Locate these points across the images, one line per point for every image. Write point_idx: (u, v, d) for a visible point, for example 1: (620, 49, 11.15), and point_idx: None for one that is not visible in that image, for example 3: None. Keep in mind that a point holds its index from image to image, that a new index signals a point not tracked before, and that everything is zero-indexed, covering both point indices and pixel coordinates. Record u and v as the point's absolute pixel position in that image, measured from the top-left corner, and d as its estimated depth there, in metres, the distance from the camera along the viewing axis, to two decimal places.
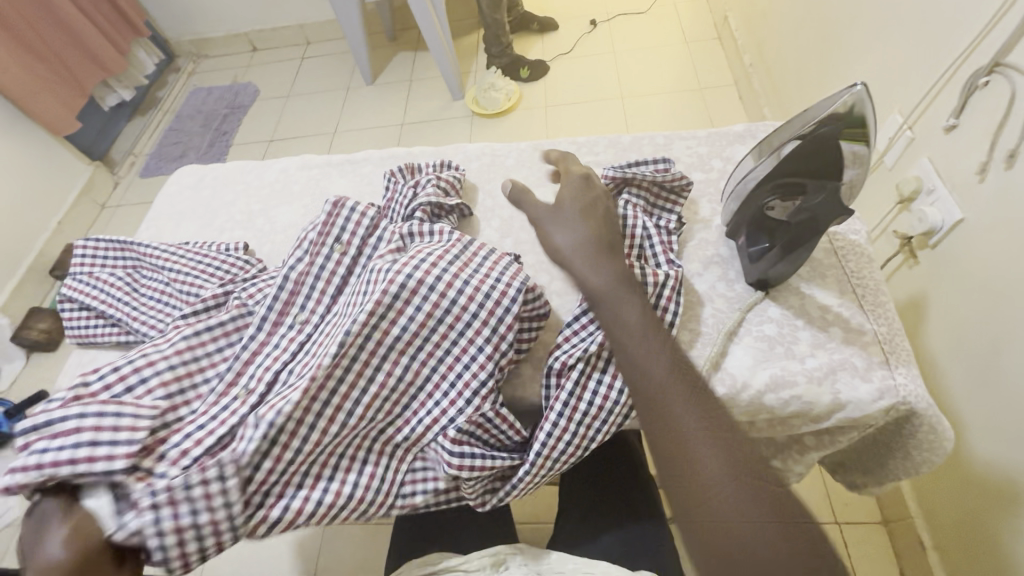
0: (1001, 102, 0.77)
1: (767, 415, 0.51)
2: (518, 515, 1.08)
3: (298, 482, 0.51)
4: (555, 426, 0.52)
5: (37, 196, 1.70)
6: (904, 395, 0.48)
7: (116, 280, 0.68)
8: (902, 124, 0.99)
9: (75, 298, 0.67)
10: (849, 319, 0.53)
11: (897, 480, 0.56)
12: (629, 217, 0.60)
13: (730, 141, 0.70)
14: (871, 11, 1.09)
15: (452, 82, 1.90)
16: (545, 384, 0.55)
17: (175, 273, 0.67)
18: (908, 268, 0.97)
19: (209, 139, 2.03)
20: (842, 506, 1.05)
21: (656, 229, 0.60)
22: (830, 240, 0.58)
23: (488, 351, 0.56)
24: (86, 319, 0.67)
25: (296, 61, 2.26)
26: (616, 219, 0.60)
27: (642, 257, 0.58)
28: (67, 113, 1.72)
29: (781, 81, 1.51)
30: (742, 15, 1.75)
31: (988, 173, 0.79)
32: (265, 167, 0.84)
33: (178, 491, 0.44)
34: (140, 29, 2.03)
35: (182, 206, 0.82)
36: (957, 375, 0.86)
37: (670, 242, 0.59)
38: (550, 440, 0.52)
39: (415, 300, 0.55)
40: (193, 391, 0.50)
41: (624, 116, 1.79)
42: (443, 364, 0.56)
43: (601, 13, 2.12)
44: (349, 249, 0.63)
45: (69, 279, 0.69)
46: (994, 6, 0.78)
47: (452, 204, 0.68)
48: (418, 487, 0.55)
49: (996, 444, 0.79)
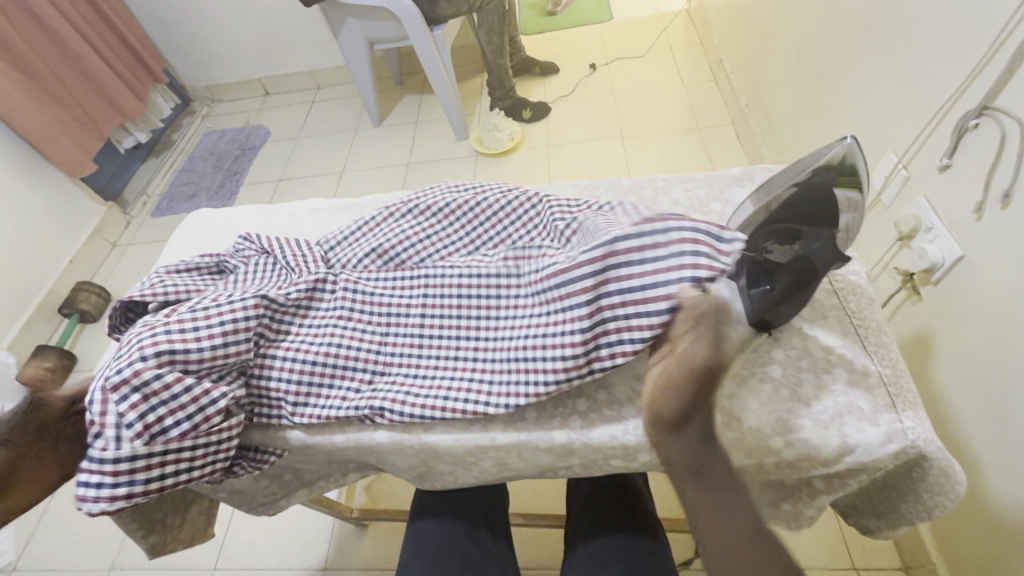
0: (992, 144, 0.79)
1: (774, 459, 0.50)
2: (524, 561, 1.05)
3: (304, 394, 0.58)
4: (473, 375, 0.56)
5: (51, 237, 1.74)
6: (913, 438, 0.48)
7: (261, 257, 0.67)
8: (897, 164, 1.01)
9: (206, 263, 0.68)
10: (852, 360, 0.53)
11: (912, 525, 0.54)
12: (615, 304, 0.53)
13: (728, 184, 0.71)
14: (859, 58, 1.14)
15: (457, 122, 1.96)
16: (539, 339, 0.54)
17: (300, 259, 0.66)
18: (912, 305, 0.97)
19: (220, 179, 2.09)
20: (861, 552, 1.01)
21: None
22: (830, 281, 0.59)
23: (478, 374, 0.56)
24: (205, 275, 0.68)
25: (306, 104, 2.34)
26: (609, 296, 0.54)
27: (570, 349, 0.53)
28: (85, 156, 1.78)
29: (776, 120, 1.56)
30: (736, 59, 1.82)
31: (984, 212, 0.80)
32: (276, 211, 0.86)
33: (302, 387, 0.58)
34: (159, 76, 2.14)
35: (193, 247, 0.84)
36: (970, 415, 0.84)
37: None
38: (458, 382, 0.56)
39: (467, 366, 0.57)
40: (317, 363, 0.58)
41: (625, 155, 1.84)
42: (420, 377, 0.57)
43: (600, 57, 2.20)
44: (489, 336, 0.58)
45: (197, 260, 0.69)
46: (978, 53, 0.81)
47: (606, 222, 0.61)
48: (281, 375, 0.58)
49: (1014, 486, 0.76)
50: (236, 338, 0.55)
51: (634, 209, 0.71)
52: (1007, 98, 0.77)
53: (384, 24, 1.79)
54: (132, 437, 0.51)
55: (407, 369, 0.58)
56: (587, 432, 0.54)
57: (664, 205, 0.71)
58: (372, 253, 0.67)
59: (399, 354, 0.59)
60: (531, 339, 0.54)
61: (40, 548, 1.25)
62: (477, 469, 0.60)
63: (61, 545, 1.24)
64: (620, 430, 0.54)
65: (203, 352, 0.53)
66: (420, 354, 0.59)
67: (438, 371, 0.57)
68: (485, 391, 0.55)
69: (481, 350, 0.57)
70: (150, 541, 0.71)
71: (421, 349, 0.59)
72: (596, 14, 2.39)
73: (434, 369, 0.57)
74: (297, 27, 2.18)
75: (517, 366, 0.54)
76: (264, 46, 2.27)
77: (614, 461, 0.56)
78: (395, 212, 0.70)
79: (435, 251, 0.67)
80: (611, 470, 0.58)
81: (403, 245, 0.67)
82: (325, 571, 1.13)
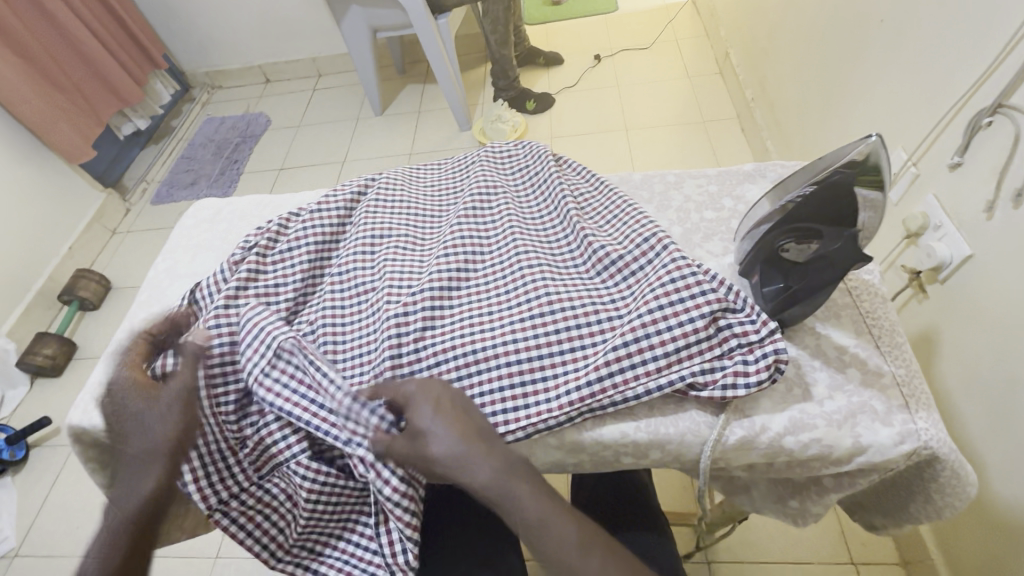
0: (1005, 142, 0.78)
1: (787, 458, 0.50)
2: None
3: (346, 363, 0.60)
4: (505, 363, 0.55)
5: (50, 223, 1.72)
6: (926, 439, 0.48)
7: (306, 236, 0.69)
8: (906, 161, 1.00)
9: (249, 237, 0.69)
10: (866, 360, 0.53)
11: (919, 524, 0.55)
12: (671, 315, 0.52)
13: (741, 179, 0.70)
14: (870, 50, 1.12)
15: (460, 113, 1.95)
16: (556, 337, 0.56)
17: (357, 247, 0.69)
18: (918, 303, 0.97)
19: (222, 167, 2.07)
20: (860, 547, 1.02)
21: (686, 348, 0.52)
22: (845, 281, 0.59)
23: (506, 367, 0.55)
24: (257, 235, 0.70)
25: (307, 92, 2.33)
26: (644, 292, 0.55)
27: (586, 350, 0.55)
28: (83, 141, 1.76)
29: (782, 115, 1.55)
30: (743, 51, 1.80)
31: (995, 211, 0.80)
32: (281, 201, 0.84)
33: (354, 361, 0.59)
34: (159, 62, 2.12)
35: (198, 238, 0.81)
36: (972, 418, 0.85)
37: (690, 363, 0.52)
38: (499, 362, 0.55)
39: (511, 349, 0.55)
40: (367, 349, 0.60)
41: (629, 147, 1.83)
42: (463, 355, 0.56)
43: (605, 48, 2.19)
44: (527, 324, 0.56)
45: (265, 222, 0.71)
46: (997, 47, 0.80)
47: (632, 216, 0.64)
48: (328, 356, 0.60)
49: (1015, 485, 0.77)
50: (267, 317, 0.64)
51: (644, 204, 0.71)
52: (1021, 97, 0.76)
53: (387, 11, 1.77)
54: (251, 469, 0.58)
55: (442, 350, 0.57)
56: (598, 428, 0.54)
57: (675, 200, 0.70)
58: (408, 223, 0.73)
59: (436, 335, 0.58)
60: (566, 333, 0.56)
61: (40, 534, 1.25)
62: None
63: (65, 532, 1.24)
64: (631, 427, 0.53)
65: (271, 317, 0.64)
66: (463, 325, 0.58)
67: (467, 353, 0.56)
68: (522, 393, 0.54)
69: (503, 355, 0.55)
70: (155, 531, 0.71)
71: (461, 326, 0.58)
72: (600, 3, 2.37)
73: (467, 345, 0.56)
74: (297, 15, 2.16)
75: (531, 366, 0.55)
76: (266, 33, 2.25)
77: (625, 458, 0.56)
78: (434, 174, 0.82)
79: (492, 236, 0.67)
80: (620, 467, 0.58)
81: (399, 206, 0.74)
82: None
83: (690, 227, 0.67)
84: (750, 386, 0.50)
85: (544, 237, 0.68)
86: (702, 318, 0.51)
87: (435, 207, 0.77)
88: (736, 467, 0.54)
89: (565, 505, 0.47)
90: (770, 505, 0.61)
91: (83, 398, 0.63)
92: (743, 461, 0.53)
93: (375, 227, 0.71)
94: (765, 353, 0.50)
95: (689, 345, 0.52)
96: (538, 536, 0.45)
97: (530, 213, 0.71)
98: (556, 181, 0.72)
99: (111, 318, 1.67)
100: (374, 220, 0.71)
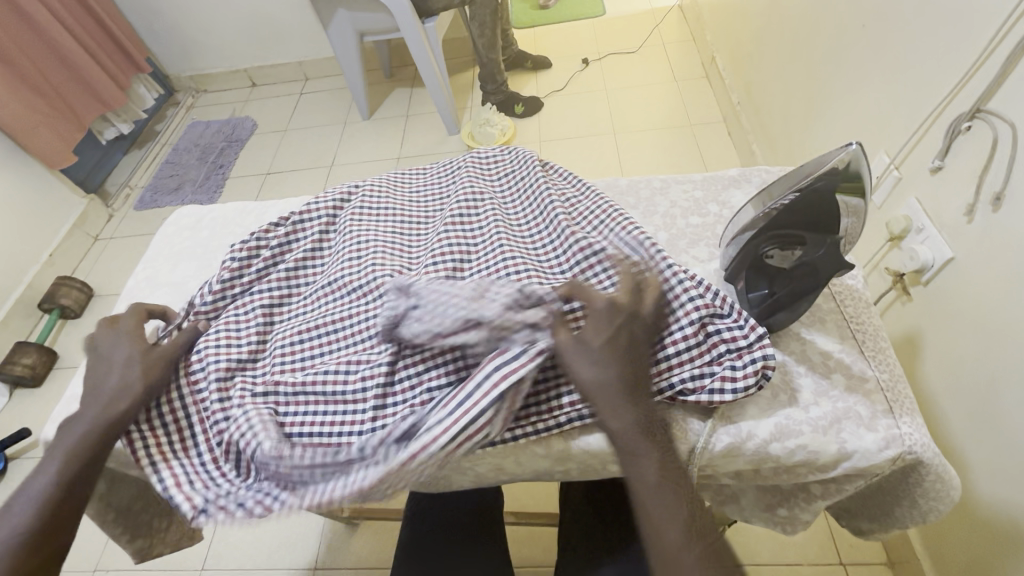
0: (984, 147, 0.79)
1: (773, 464, 0.50)
2: (519, 560, 1.05)
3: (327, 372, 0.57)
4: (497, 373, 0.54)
5: (30, 230, 1.69)
6: (910, 444, 0.48)
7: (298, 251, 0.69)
8: (888, 164, 1.02)
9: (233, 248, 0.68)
10: (850, 365, 0.53)
11: (904, 528, 0.55)
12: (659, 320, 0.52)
13: (725, 185, 0.71)
14: (852, 56, 1.14)
15: (449, 117, 1.94)
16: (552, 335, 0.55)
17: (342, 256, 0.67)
18: (901, 305, 0.98)
19: (206, 172, 2.05)
20: (848, 548, 1.03)
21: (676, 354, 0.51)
22: (829, 287, 0.59)
23: None
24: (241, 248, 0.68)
25: (294, 96, 2.31)
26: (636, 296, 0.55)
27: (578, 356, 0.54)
28: (64, 146, 1.72)
29: (768, 119, 1.56)
30: (728, 55, 1.82)
31: (975, 214, 0.81)
32: (264, 209, 0.83)
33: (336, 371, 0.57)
34: (143, 66, 2.09)
35: (179, 246, 0.80)
36: (956, 420, 0.86)
37: (683, 370, 0.51)
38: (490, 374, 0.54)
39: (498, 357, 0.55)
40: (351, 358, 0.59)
41: (617, 151, 1.83)
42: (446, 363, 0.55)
43: (592, 52, 2.19)
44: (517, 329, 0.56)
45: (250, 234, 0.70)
46: (974, 53, 0.81)
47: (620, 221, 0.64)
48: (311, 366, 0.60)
49: (998, 486, 0.78)
50: (247, 325, 0.63)
51: (631, 210, 0.71)
52: (999, 102, 0.77)
53: (375, 15, 1.76)
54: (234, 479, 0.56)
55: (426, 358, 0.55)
56: (585, 436, 0.54)
57: (661, 206, 0.70)
58: (393, 230, 0.72)
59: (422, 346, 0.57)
60: None
61: None
62: (471, 474, 0.60)
63: None
64: None
65: (252, 326, 0.63)
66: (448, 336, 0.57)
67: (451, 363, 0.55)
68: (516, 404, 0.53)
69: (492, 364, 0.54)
70: (136, 546, 0.69)
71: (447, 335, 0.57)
72: (588, 8, 2.38)
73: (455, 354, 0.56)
74: (284, 19, 2.15)
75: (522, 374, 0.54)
76: (252, 37, 2.23)
77: (612, 466, 0.56)
78: (421, 180, 0.81)
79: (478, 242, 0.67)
80: (608, 475, 0.57)
81: (384, 214, 0.74)
82: (317, 570, 1.12)
83: (676, 233, 0.67)
84: (738, 390, 0.50)
85: (530, 242, 0.67)
86: (691, 323, 0.51)
87: (421, 213, 0.76)
88: (723, 474, 0.54)
89: (683, 487, 0.47)
90: (758, 511, 0.61)
91: (59, 412, 0.61)
92: (730, 467, 0.52)
93: (362, 233, 0.70)
94: (753, 357, 0.50)
95: (678, 352, 0.51)
96: (650, 505, 0.46)
97: (517, 220, 0.71)
98: (546, 185, 0.72)
99: (92, 327, 1.64)
100: (358, 228, 0.70)
